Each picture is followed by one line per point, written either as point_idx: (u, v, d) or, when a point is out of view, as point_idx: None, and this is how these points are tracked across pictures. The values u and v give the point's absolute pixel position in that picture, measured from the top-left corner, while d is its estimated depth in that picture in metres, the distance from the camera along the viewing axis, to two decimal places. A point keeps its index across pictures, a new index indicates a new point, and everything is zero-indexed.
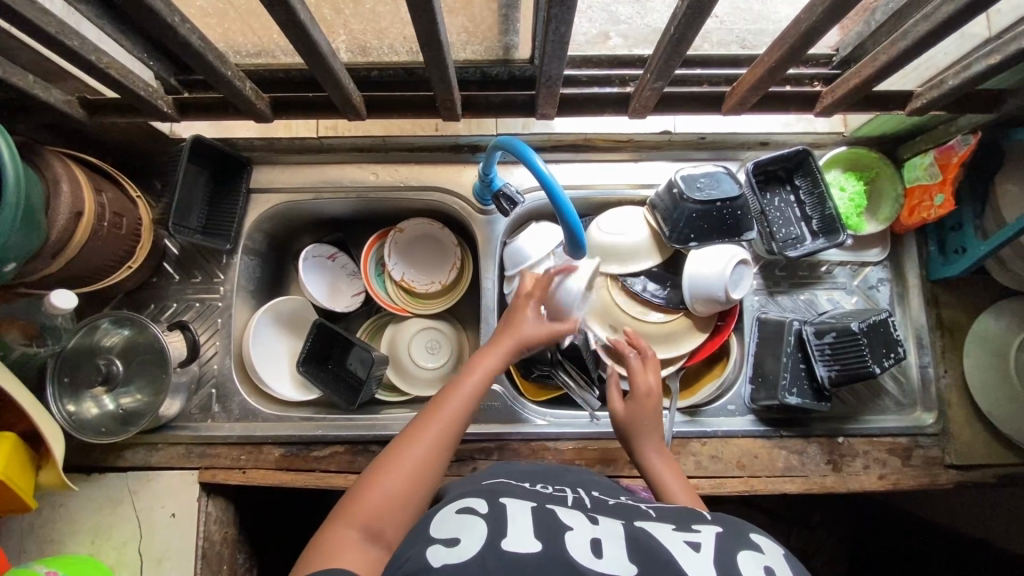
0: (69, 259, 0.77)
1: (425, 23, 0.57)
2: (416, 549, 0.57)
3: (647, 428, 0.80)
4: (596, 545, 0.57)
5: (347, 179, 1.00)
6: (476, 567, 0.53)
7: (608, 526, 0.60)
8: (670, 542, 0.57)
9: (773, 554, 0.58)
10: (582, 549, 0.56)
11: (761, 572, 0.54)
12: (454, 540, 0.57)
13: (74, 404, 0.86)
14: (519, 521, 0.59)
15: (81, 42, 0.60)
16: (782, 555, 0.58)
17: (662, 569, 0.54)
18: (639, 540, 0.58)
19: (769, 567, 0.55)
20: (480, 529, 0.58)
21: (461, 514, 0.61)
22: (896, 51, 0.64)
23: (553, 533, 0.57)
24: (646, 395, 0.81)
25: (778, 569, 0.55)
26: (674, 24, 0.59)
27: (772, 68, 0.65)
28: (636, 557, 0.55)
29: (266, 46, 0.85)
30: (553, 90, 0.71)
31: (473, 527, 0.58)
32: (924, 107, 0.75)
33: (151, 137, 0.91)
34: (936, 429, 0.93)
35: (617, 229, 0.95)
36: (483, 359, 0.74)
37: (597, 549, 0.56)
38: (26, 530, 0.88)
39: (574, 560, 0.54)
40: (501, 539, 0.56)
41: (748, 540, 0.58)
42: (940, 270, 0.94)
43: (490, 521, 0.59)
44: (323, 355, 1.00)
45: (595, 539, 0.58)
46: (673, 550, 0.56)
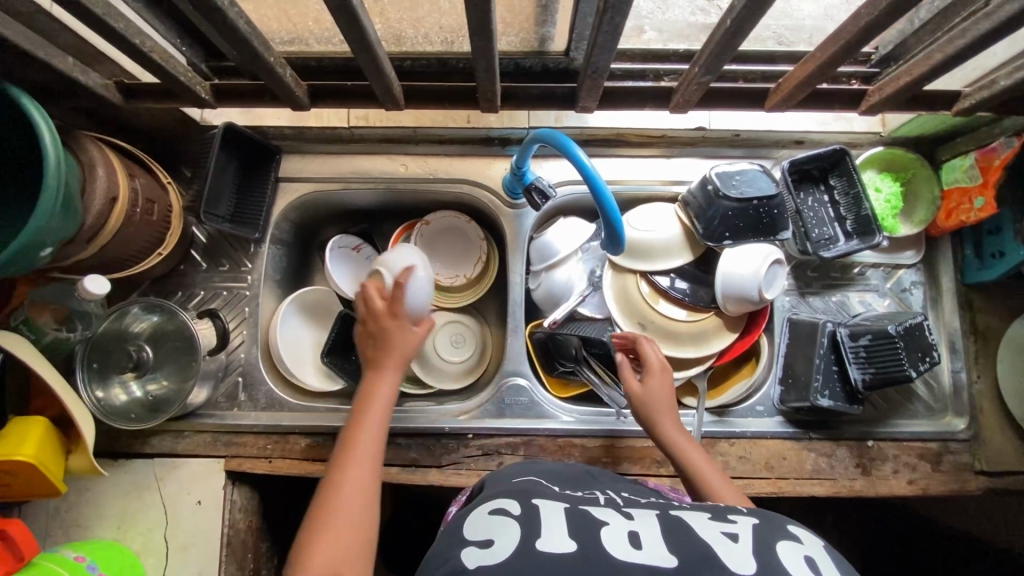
0: (102, 246, 0.77)
1: (476, 11, 0.57)
2: (450, 553, 0.56)
3: (665, 410, 0.77)
4: (635, 539, 0.56)
5: (376, 170, 0.99)
6: (512, 567, 0.52)
7: (645, 521, 0.59)
8: (707, 534, 0.56)
9: (813, 544, 0.56)
10: (620, 544, 0.55)
11: (803, 562, 0.53)
12: (489, 541, 0.56)
13: (103, 390, 0.86)
14: (554, 521, 0.58)
15: (126, 25, 0.60)
16: (823, 546, 0.56)
17: (703, 561, 0.52)
18: (675, 533, 0.57)
19: (810, 556, 0.54)
20: (515, 531, 0.57)
21: (495, 516, 0.60)
22: (951, 50, 0.62)
23: (590, 532, 0.56)
24: (661, 370, 0.80)
25: (819, 559, 0.54)
26: (731, 15, 0.56)
27: (823, 65, 0.63)
28: (674, 547, 0.54)
29: (301, 34, 0.84)
30: (597, 83, 0.70)
31: (506, 529, 0.57)
32: (972, 108, 0.73)
33: (183, 124, 0.91)
34: (968, 435, 0.92)
35: (643, 225, 0.95)
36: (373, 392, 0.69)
37: (636, 543, 0.55)
38: (54, 514, 0.88)
39: (613, 554, 0.53)
40: (535, 539, 0.55)
41: (786, 529, 0.57)
42: (974, 275, 0.94)
43: (525, 522, 0.58)
44: (347, 345, 0.99)
45: (632, 534, 0.57)
46: (710, 541, 0.55)
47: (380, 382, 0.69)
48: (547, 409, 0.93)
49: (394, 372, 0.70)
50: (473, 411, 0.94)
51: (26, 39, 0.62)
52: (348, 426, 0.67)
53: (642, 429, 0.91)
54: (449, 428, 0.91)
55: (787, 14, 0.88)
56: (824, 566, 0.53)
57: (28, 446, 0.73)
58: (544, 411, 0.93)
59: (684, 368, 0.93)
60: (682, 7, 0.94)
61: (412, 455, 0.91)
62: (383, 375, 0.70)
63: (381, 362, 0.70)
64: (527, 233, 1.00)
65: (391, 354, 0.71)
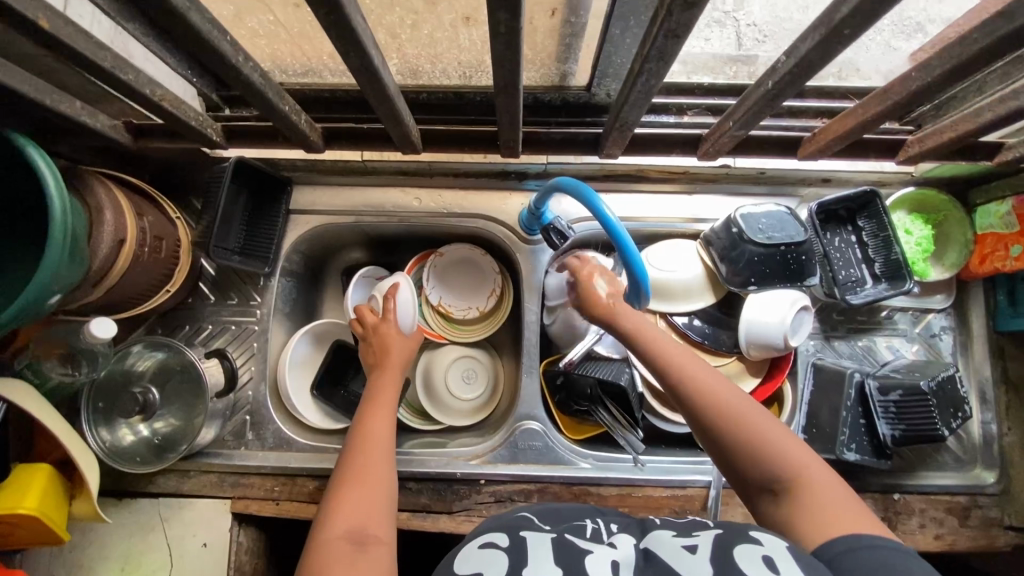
0: (109, 288, 0.75)
1: (505, 71, 0.54)
2: None
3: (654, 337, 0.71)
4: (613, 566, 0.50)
5: (390, 204, 0.97)
6: None
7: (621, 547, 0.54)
8: (668, 552, 0.52)
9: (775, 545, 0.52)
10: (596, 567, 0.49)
11: (759, 562, 0.49)
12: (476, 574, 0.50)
13: (109, 432, 0.84)
14: (537, 549, 0.53)
15: (136, 75, 0.57)
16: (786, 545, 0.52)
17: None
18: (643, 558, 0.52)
19: (767, 557, 0.49)
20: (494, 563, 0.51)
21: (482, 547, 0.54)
22: (1002, 110, 0.58)
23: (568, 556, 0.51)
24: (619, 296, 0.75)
25: (779, 558, 0.49)
26: (773, 77, 0.53)
27: (865, 123, 0.59)
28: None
29: (315, 67, 0.81)
30: (624, 135, 0.67)
31: (496, 563, 0.51)
32: (1016, 160, 0.70)
33: (193, 157, 0.88)
34: (997, 489, 0.89)
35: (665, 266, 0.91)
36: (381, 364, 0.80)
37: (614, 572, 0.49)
38: (57, 555, 0.86)
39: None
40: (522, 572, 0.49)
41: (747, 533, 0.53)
42: (1008, 322, 0.90)
43: (512, 551, 0.52)
44: (335, 380, 1.02)
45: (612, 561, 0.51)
46: (672, 559, 0.51)
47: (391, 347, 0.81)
48: (562, 454, 0.91)
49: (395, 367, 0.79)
50: (485, 454, 0.91)
51: (34, 86, 0.59)
52: (360, 413, 0.72)
53: (660, 477, 0.88)
54: (461, 472, 0.89)
55: None
56: (784, 565, 0.48)
57: (31, 498, 0.71)
58: (559, 456, 0.91)
59: None
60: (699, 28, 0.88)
61: (423, 500, 0.88)
62: (385, 369, 0.79)
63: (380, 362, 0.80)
64: (540, 272, 0.97)
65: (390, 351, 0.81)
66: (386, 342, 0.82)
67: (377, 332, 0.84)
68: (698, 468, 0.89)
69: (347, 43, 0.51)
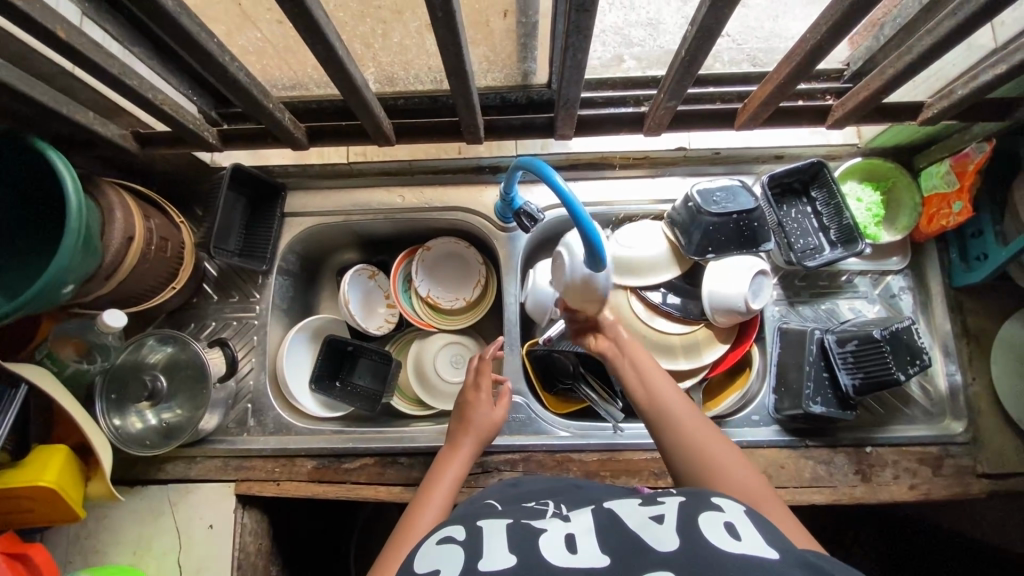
0: (118, 283, 0.83)
1: (455, 58, 0.63)
2: None
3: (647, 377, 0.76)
4: (568, 540, 0.52)
5: (376, 202, 1.05)
6: None
7: (580, 521, 0.55)
8: (635, 521, 0.53)
9: (735, 511, 0.53)
10: (550, 549, 0.51)
11: (721, 528, 0.50)
12: (434, 572, 0.51)
13: (120, 419, 0.90)
14: (493, 536, 0.54)
15: (139, 82, 0.67)
16: (744, 512, 0.53)
17: (635, 552, 0.49)
18: (609, 526, 0.53)
19: (729, 522, 0.51)
20: (455, 558, 0.52)
21: (438, 545, 0.56)
22: (901, 64, 0.66)
23: (524, 541, 0.52)
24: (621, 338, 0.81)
25: (739, 524, 0.51)
26: (686, 45, 0.64)
27: (780, 85, 0.70)
28: (606, 540, 0.51)
29: (301, 79, 0.90)
30: (570, 112, 0.77)
31: (454, 557, 0.52)
32: (935, 116, 0.77)
33: (193, 168, 0.98)
34: (967, 438, 0.91)
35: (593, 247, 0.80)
36: (461, 438, 0.82)
37: (570, 545, 0.51)
38: (74, 540, 0.92)
39: (542, 556, 0.50)
40: (478, 560, 0.51)
41: (707, 500, 0.54)
42: (962, 277, 0.95)
43: (469, 544, 0.54)
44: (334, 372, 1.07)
45: (568, 535, 0.53)
46: (637, 528, 0.52)
47: (476, 417, 0.83)
48: (544, 424, 0.96)
49: (472, 443, 0.81)
50: None
51: (52, 97, 0.69)
52: (423, 485, 0.77)
53: (638, 441, 0.93)
54: None
55: (775, 35, 0.92)
56: (744, 530, 0.50)
57: (50, 472, 0.77)
58: (540, 427, 0.96)
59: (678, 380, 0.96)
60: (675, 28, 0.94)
61: (415, 474, 0.93)
62: (465, 436, 0.82)
63: (460, 432, 0.82)
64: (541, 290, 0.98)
65: (473, 426, 0.82)
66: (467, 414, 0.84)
67: (463, 396, 0.86)
68: None
69: (312, 34, 0.58)
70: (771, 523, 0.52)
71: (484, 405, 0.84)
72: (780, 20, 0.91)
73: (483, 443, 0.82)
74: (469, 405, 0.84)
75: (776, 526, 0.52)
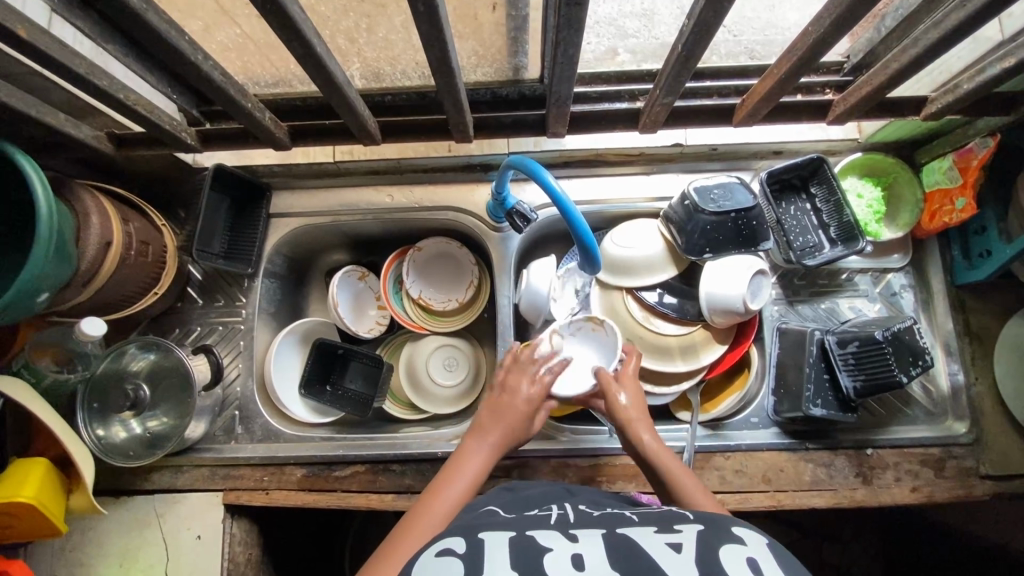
0: (96, 290, 0.80)
1: (440, 54, 0.60)
2: None
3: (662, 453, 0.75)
4: (577, 560, 0.50)
5: (364, 202, 1.02)
6: None
7: (589, 540, 0.54)
8: (651, 546, 0.52)
9: (755, 545, 0.52)
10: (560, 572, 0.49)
11: (744, 564, 0.49)
12: None
13: (103, 428, 0.88)
14: (497, 550, 0.52)
15: (109, 82, 0.64)
16: (765, 545, 0.53)
17: None
18: (623, 549, 0.52)
19: (752, 558, 0.50)
20: (456, 573, 0.50)
21: (437, 558, 0.53)
22: (906, 58, 0.64)
23: (531, 561, 0.50)
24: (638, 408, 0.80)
25: (762, 561, 0.50)
26: (683, 40, 0.62)
27: (781, 80, 0.68)
28: (620, 564, 0.49)
29: (284, 76, 0.86)
30: (563, 109, 0.75)
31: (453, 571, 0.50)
32: (939, 111, 0.74)
33: (174, 168, 0.94)
34: (970, 439, 0.90)
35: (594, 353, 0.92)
36: (492, 431, 0.76)
37: (580, 569, 0.49)
38: (58, 553, 0.89)
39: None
40: None
41: (730, 532, 0.53)
42: (964, 275, 0.93)
43: (470, 559, 0.51)
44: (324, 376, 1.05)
45: (576, 556, 0.51)
46: (653, 554, 0.50)
47: (510, 412, 0.78)
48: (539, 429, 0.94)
49: (500, 438, 0.76)
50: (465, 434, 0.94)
51: (20, 99, 0.66)
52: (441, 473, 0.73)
53: None
54: (443, 451, 0.91)
55: (772, 25, 0.92)
56: (767, 568, 0.49)
57: (28, 488, 0.75)
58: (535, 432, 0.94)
59: (676, 383, 0.94)
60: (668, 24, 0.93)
61: (407, 481, 0.91)
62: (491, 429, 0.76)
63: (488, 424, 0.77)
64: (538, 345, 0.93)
65: (502, 420, 0.77)
66: (502, 410, 0.78)
67: (501, 390, 0.81)
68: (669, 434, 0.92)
69: (288, 31, 0.55)
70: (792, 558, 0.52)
71: (516, 401, 0.79)
72: (777, 11, 0.93)
73: (512, 441, 0.77)
74: (506, 401, 0.79)
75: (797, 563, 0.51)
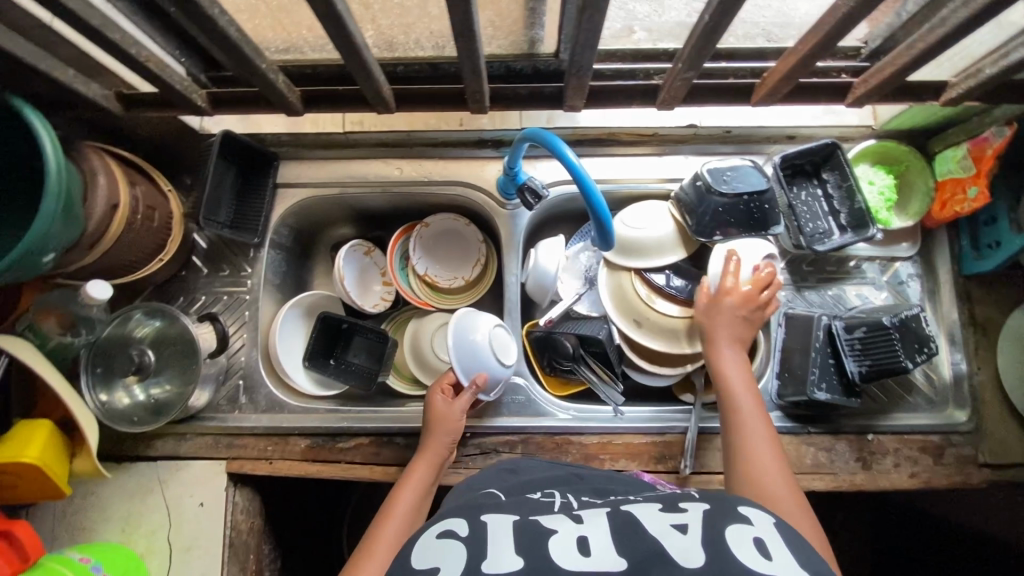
0: (104, 251, 0.80)
1: (462, 18, 0.59)
2: None
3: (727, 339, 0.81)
4: (581, 543, 0.50)
5: (373, 174, 1.01)
6: None
7: (594, 523, 0.53)
8: (655, 527, 0.51)
9: (763, 524, 0.52)
10: (562, 553, 0.49)
11: (750, 545, 0.48)
12: (433, 570, 0.50)
13: (107, 393, 0.87)
14: (499, 536, 0.52)
15: (121, 35, 0.63)
16: (773, 524, 0.52)
17: (655, 561, 0.47)
18: (626, 530, 0.51)
19: (759, 539, 0.49)
20: (459, 556, 0.50)
21: (439, 540, 0.53)
22: (932, 39, 0.64)
23: (533, 542, 0.50)
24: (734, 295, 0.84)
25: (770, 541, 0.49)
26: (710, 11, 0.60)
27: (804, 58, 0.67)
28: (624, 547, 0.49)
29: (294, 42, 0.84)
30: (582, 81, 0.74)
31: (453, 555, 0.51)
32: (959, 96, 0.74)
33: (181, 133, 0.93)
34: (969, 427, 0.91)
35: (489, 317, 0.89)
36: (434, 437, 0.83)
37: (583, 549, 0.49)
38: (60, 517, 0.90)
39: (554, 563, 0.48)
40: (482, 562, 0.49)
41: (735, 511, 0.52)
42: (973, 266, 0.93)
43: (470, 542, 0.52)
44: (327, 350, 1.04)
45: (580, 537, 0.51)
46: (657, 534, 0.50)
47: (448, 415, 0.83)
48: (543, 406, 0.94)
49: (442, 441, 0.83)
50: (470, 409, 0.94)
51: (28, 51, 0.65)
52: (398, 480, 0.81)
53: (638, 425, 0.91)
54: None
55: (780, 12, 0.87)
56: (775, 549, 0.48)
57: (33, 448, 0.74)
58: (540, 409, 0.94)
59: (683, 364, 0.94)
60: (680, 8, 0.87)
61: (411, 454, 0.91)
62: (433, 432, 0.83)
63: (431, 428, 0.84)
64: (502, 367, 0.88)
65: (440, 426, 0.83)
66: (442, 416, 0.83)
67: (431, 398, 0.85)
68: (675, 416, 0.92)
69: None
70: (801, 537, 0.51)
71: (453, 404, 0.84)
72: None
73: (454, 440, 0.84)
74: (443, 407, 0.84)
75: (807, 543, 0.50)
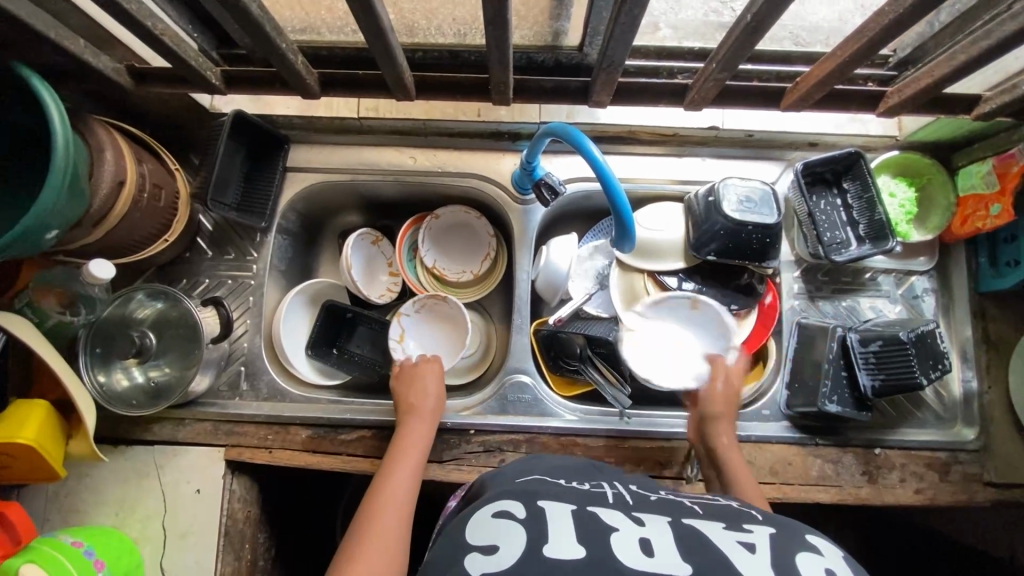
0: (110, 229, 0.77)
1: (495, 7, 0.57)
2: (453, 557, 0.49)
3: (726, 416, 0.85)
4: (644, 544, 0.49)
5: (385, 162, 0.99)
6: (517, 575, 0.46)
7: (657, 526, 0.52)
8: (721, 543, 0.50)
9: (833, 556, 0.50)
10: (625, 549, 0.48)
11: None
12: (493, 547, 0.49)
13: (105, 375, 0.85)
14: (558, 521, 0.51)
15: (137, 6, 0.61)
16: (844, 559, 0.50)
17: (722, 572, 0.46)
18: (691, 541, 0.50)
19: (830, 570, 0.48)
20: (519, 536, 0.49)
21: (493, 518, 0.52)
22: (975, 51, 0.63)
23: (595, 535, 0.49)
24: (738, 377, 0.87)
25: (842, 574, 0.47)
26: (752, 10, 0.58)
27: (842, 65, 0.65)
28: (689, 555, 0.48)
29: (314, 24, 0.82)
30: (612, 77, 0.72)
31: (511, 533, 0.50)
32: (991, 112, 0.73)
33: (191, 110, 0.91)
34: (976, 445, 0.90)
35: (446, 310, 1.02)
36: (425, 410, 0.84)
37: (646, 550, 0.48)
38: (53, 499, 0.88)
39: (619, 562, 0.47)
40: (544, 544, 0.48)
41: (804, 540, 0.51)
42: (990, 283, 0.92)
43: (530, 524, 0.50)
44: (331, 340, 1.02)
45: (643, 538, 0.50)
46: (725, 550, 0.49)
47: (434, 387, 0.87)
48: (549, 406, 0.93)
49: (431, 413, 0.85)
50: (475, 406, 0.93)
51: (39, 18, 0.62)
52: (389, 455, 0.80)
53: (644, 429, 0.90)
54: (450, 422, 0.90)
55: (801, 18, 0.88)
56: None
57: (28, 429, 0.73)
58: (545, 409, 0.93)
59: None
60: (695, 7, 0.89)
61: None
62: (415, 421, 0.83)
63: (421, 399, 0.85)
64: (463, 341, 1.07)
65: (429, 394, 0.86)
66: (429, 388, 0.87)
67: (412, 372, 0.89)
68: (681, 421, 0.91)
69: None
70: None
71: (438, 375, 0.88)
72: (804, 4, 0.88)
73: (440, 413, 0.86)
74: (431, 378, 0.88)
75: None
